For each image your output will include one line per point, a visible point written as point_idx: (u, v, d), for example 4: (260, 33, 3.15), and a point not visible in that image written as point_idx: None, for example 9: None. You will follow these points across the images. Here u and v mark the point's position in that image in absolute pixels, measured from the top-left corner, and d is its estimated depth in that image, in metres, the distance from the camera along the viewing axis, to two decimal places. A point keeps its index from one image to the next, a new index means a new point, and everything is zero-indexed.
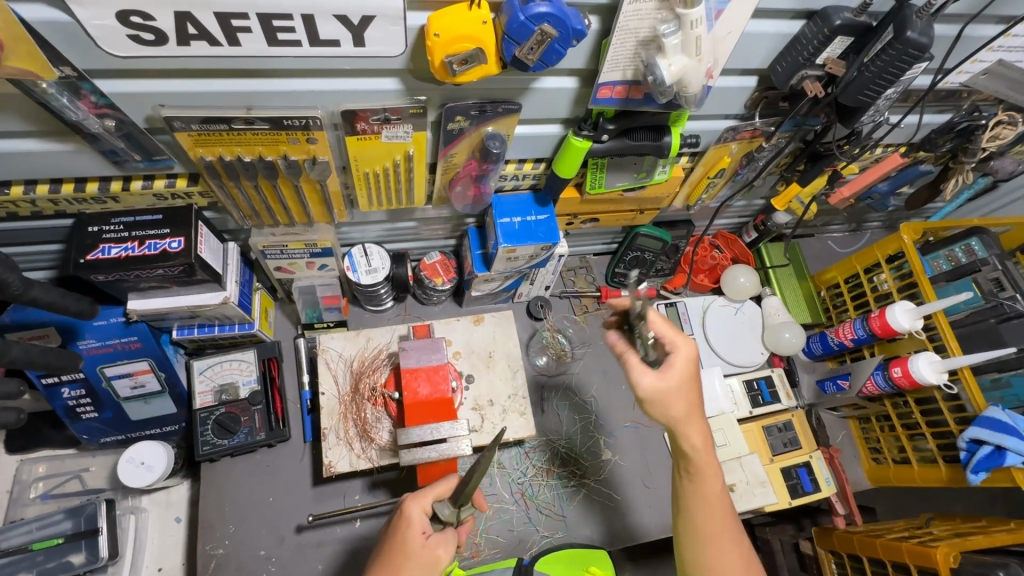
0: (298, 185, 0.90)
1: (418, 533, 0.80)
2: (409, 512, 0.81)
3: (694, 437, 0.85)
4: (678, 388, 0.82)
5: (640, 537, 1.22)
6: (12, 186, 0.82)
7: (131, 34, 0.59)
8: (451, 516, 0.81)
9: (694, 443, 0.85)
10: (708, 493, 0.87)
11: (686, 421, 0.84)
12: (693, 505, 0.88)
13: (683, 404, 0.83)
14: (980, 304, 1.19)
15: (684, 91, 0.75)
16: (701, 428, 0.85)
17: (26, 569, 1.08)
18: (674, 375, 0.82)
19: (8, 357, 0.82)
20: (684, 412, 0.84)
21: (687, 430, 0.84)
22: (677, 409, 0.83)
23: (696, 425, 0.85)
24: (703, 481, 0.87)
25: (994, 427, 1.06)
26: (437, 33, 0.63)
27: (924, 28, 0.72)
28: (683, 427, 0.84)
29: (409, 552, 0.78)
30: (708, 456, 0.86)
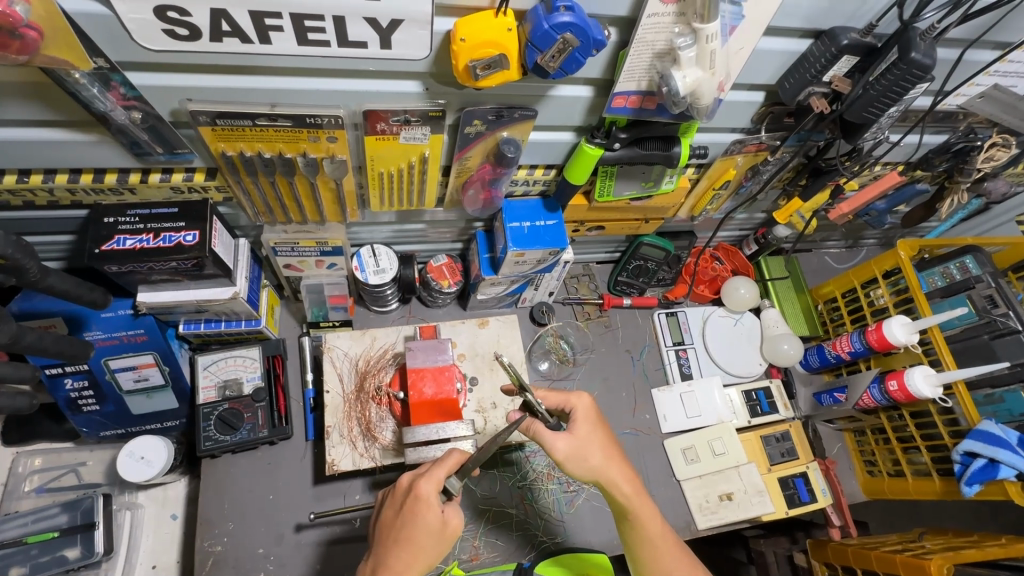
0: (315, 184, 0.91)
1: (436, 516, 0.84)
2: (427, 494, 0.84)
3: (625, 488, 0.91)
4: (592, 443, 0.91)
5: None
6: (32, 175, 0.82)
7: (166, 29, 0.61)
8: (459, 489, 0.86)
9: (626, 493, 0.91)
10: (655, 537, 0.93)
11: (608, 470, 0.91)
12: (647, 551, 0.93)
13: (599, 455, 0.91)
14: (974, 319, 1.22)
15: (697, 102, 0.77)
16: (628, 477, 0.92)
17: (19, 563, 1.07)
18: (581, 438, 0.91)
19: (22, 343, 0.82)
20: (602, 469, 0.91)
21: (618, 483, 0.91)
22: (601, 467, 0.90)
23: (618, 471, 0.91)
24: (645, 529, 0.92)
25: (987, 440, 1.08)
26: (464, 38, 0.66)
27: (927, 50, 0.75)
28: (608, 477, 0.91)
29: (427, 532, 0.84)
30: (639, 498, 0.92)
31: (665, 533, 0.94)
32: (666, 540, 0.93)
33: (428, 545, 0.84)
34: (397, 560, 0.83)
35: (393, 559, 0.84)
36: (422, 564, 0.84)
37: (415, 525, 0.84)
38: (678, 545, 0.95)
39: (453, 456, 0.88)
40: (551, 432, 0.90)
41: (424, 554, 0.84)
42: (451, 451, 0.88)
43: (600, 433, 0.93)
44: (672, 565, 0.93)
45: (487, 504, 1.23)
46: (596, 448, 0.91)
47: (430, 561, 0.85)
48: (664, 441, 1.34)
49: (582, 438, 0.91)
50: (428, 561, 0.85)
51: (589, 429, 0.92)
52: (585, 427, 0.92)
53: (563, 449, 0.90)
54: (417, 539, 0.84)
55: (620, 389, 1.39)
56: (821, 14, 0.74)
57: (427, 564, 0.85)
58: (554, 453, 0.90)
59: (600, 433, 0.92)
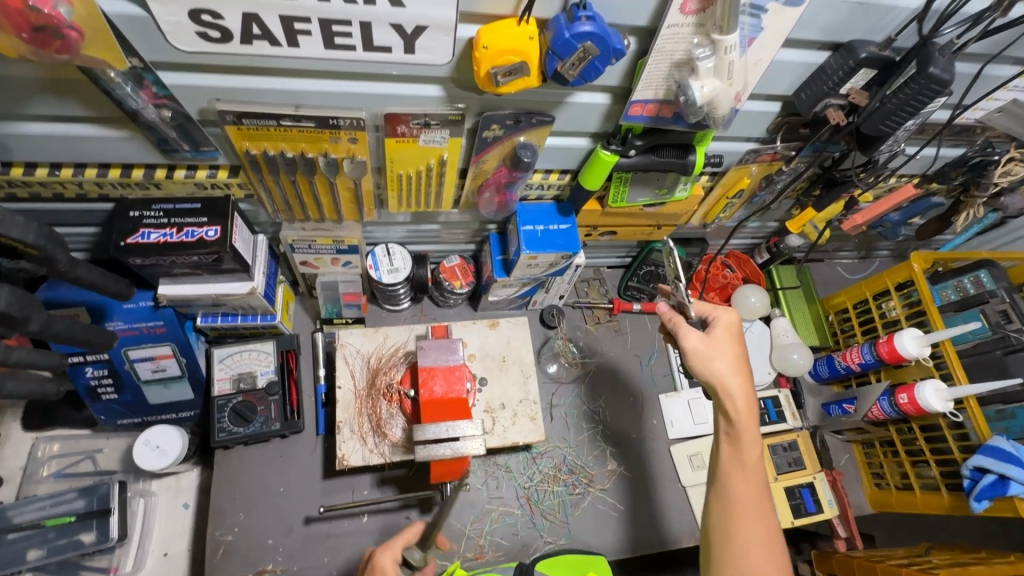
0: (334, 183, 0.93)
1: None
2: (384, 563, 0.87)
3: (740, 403, 0.89)
4: (721, 351, 0.91)
5: (638, 552, 1.24)
6: (62, 168, 0.85)
7: (199, 31, 0.63)
8: (420, 562, 0.86)
9: (740, 408, 0.89)
10: (747, 461, 0.89)
11: (728, 380, 0.89)
12: (727, 469, 0.90)
13: (725, 364, 0.90)
14: (987, 334, 1.21)
15: (714, 112, 0.77)
16: (746, 394, 0.89)
17: (37, 545, 1.10)
18: (714, 338, 0.92)
19: (51, 331, 0.85)
20: (729, 383, 0.89)
21: (732, 394, 0.89)
22: (724, 372, 0.89)
23: (742, 389, 0.89)
24: (736, 447, 0.90)
25: (998, 456, 1.07)
26: (486, 46, 0.67)
27: (946, 65, 0.75)
28: (725, 388, 0.90)
29: None
30: (750, 421, 0.89)
31: (761, 466, 0.90)
32: (756, 469, 0.89)
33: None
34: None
35: None
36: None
37: None
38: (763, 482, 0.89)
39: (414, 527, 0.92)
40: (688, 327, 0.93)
41: None
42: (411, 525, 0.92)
43: (734, 347, 0.92)
44: (758, 507, 0.87)
45: (494, 503, 1.24)
46: (726, 354, 0.91)
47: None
48: (671, 447, 1.34)
49: (716, 342, 0.91)
50: None
51: (723, 336, 0.92)
52: (721, 334, 0.92)
53: (693, 343, 0.91)
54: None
55: (628, 394, 1.40)
56: (839, 28, 0.75)
57: None
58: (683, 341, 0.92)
59: (731, 342, 0.92)
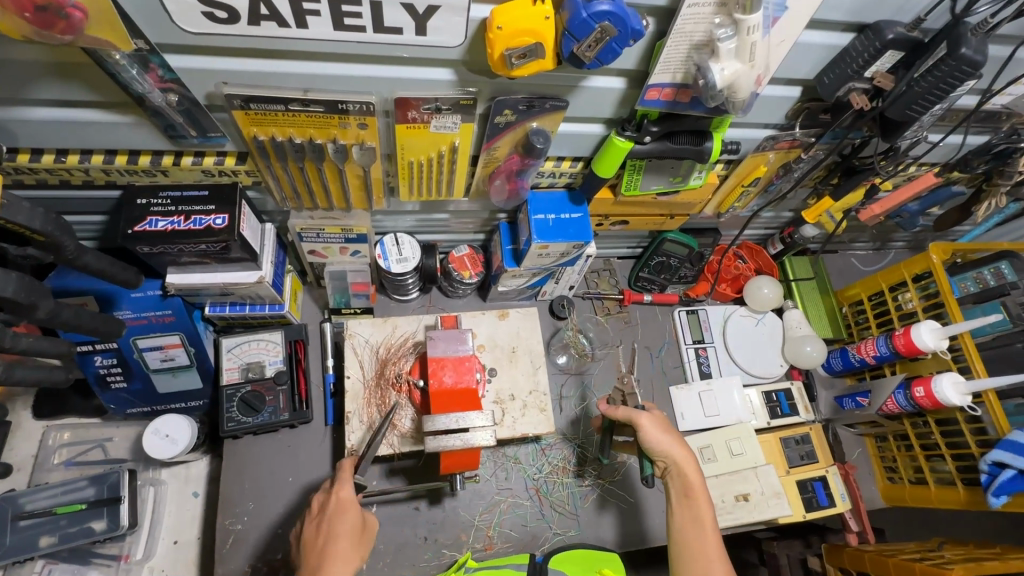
0: (343, 170, 0.92)
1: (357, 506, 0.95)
2: (350, 493, 0.95)
3: (692, 473, 0.97)
4: (667, 428, 1.00)
5: (652, 542, 1.23)
6: (68, 155, 0.84)
7: (206, 12, 0.61)
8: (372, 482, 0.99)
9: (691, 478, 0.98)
10: (703, 524, 0.95)
11: (676, 451, 0.99)
12: (687, 537, 0.94)
13: (672, 440, 0.99)
14: (1008, 327, 1.18)
15: (733, 96, 0.75)
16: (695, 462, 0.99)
17: (49, 532, 1.10)
18: (658, 417, 1.01)
19: (59, 319, 0.84)
20: (683, 454, 0.99)
21: (683, 464, 0.98)
22: (672, 448, 0.98)
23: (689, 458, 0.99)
24: (693, 510, 0.96)
25: (1017, 451, 1.05)
26: (500, 26, 0.65)
27: (979, 46, 0.72)
28: (674, 458, 0.98)
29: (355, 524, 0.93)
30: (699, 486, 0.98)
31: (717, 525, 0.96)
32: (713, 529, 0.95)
33: (355, 538, 0.92)
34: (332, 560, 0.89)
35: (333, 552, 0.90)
36: (349, 560, 0.91)
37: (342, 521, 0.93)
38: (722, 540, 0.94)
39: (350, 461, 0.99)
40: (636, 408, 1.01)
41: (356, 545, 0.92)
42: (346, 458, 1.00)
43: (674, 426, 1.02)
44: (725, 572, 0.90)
45: (503, 494, 1.24)
46: (670, 431, 1.00)
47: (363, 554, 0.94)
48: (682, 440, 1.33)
49: (660, 421, 1.01)
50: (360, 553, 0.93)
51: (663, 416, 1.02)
52: (661, 417, 1.02)
53: (644, 423, 0.99)
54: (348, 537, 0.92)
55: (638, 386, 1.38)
56: (867, 8, 0.72)
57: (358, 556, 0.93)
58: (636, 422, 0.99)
59: (670, 425, 1.01)
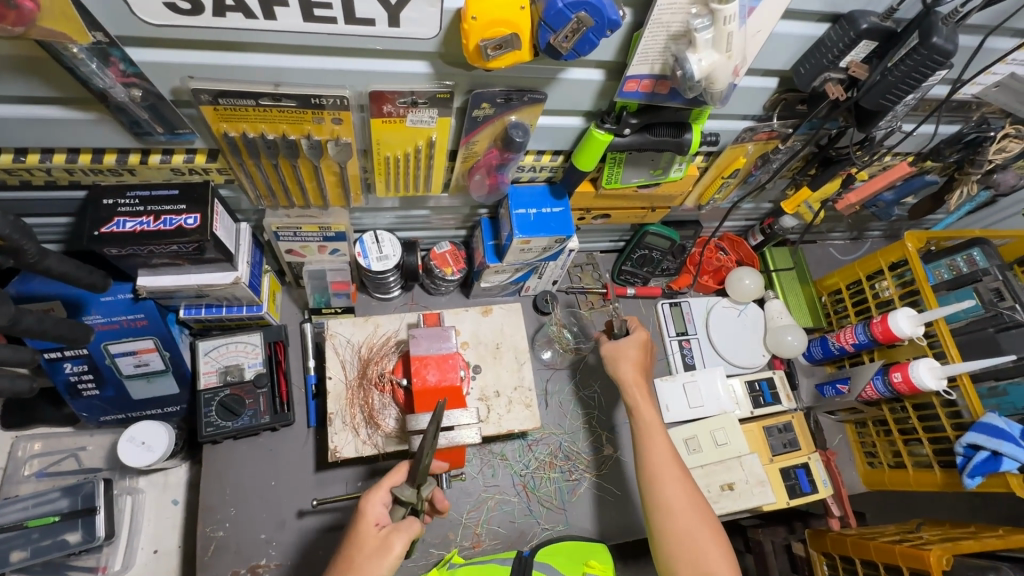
0: (318, 167, 0.90)
1: (372, 525, 0.85)
2: (366, 506, 0.85)
3: (636, 391, 1.08)
4: (623, 356, 1.12)
5: (642, 534, 1.24)
6: (28, 154, 0.80)
7: (167, 3, 0.59)
8: (411, 499, 0.84)
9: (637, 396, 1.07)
10: (650, 432, 1.03)
11: (626, 375, 1.10)
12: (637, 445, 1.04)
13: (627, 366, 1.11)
14: (980, 312, 1.22)
15: (711, 87, 0.75)
16: (638, 382, 1.09)
17: (20, 546, 1.06)
18: (622, 347, 1.13)
19: (21, 325, 0.81)
20: (632, 375, 1.10)
21: (632, 384, 1.09)
22: (625, 372, 1.10)
23: (635, 378, 1.10)
24: (640, 420, 1.06)
25: (991, 433, 1.08)
26: (475, 16, 0.63)
27: (950, 35, 0.72)
28: (623, 381, 1.10)
29: (362, 544, 0.83)
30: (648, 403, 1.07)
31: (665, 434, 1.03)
32: (660, 435, 1.02)
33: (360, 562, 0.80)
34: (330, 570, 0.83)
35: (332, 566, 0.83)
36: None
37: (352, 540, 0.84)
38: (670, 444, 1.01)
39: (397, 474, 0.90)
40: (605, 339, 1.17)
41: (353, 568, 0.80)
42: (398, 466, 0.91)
43: (637, 353, 1.12)
44: (671, 471, 0.98)
45: (490, 491, 1.23)
46: (627, 358, 1.12)
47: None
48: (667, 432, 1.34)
49: (620, 349, 1.13)
50: None
51: (628, 345, 1.13)
52: (626, 345, 1.13)
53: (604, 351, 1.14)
54: (353, 551, 0.82)
55: None
56: None
57: None
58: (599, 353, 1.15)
59: (633, 355, 1.12)
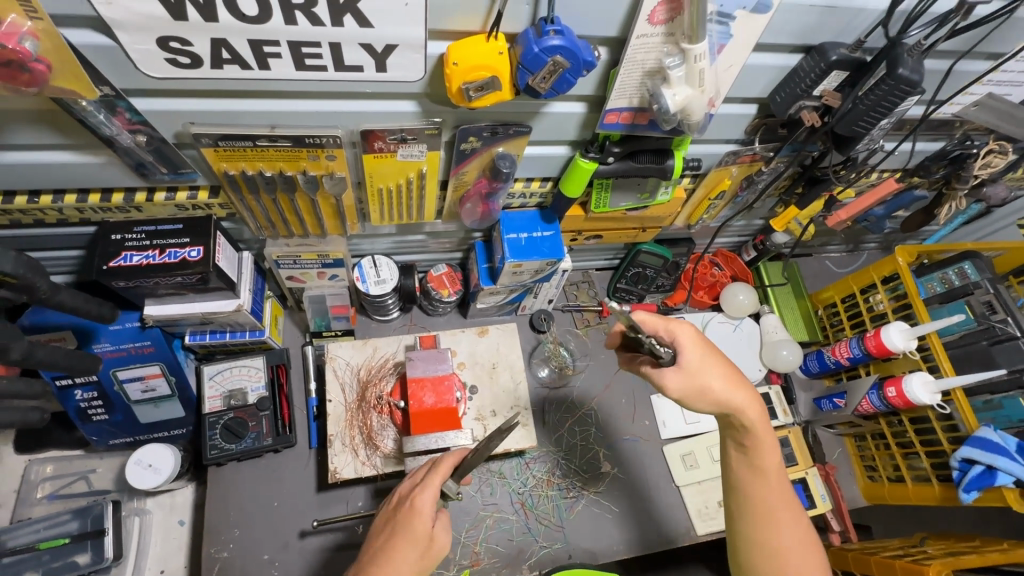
0: (315, 199, 0.94)
1: (424, 522, 0.88)
2: (422, 503, 0.88)
3: (753, 414, 0.83)
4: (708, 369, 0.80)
5: (668, 545, 1.27)
6: (41, 195, 0.85)
7: (169, 58, 0.63)
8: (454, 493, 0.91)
9: (753, 420, 0.83)
10: (766, 471, 0.86)
11: (732, 396, 0.81)
12: (749, 482, 0.88)
13: (720, 379, 0.80)
14: (972, 326, 1.22)
15: (688, 119, 0.78)
16: (752, 402, 0.82)
17: (31, 569, 1.09)
18: (692, 369, 0.79)
19: (32, 358, 0.84)
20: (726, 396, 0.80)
21: (742, 408, 0.82)
22: (722, 394, 0.80)
23: (743, 394, 0.81)
24: (760, 457, 0.86)
25: (985, 446, 1.09)
26: (456, 62, 0.67)
27: (916, 66, 0.74)
28: (733, 406, 0.81)
29: (412, 537, 0.88)
30: (767, 430, 0.84)
31: (781, 471, 0.87)
32: (777, 477, 0.86)
33: (408, 554, 0.87)
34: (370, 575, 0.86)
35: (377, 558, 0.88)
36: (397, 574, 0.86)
37: (403, 531, 0.88)
38: (789, 485, 0.87)
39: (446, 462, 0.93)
40: (656, 372, 0.81)
41: (401, 561, 0.86)
42: (448, 453, 0.94)
43: (716, 357, 0.81)
44: (788, 518, 0.87)
45: (489, 510, 1.25)
46: (716, 372, 0.81)
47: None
48: (663, 448, 1.36)
49: (693, 369, 0.79)
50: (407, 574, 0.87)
51: (701, 357, 0.80)
52: (695, 359, 0.80)
53: (676, 387, 0.79)
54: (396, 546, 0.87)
55: (620, 396, 1.41)
56: (811, 30, 0.75)
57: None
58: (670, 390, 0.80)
59: (725, 366, 0.82)
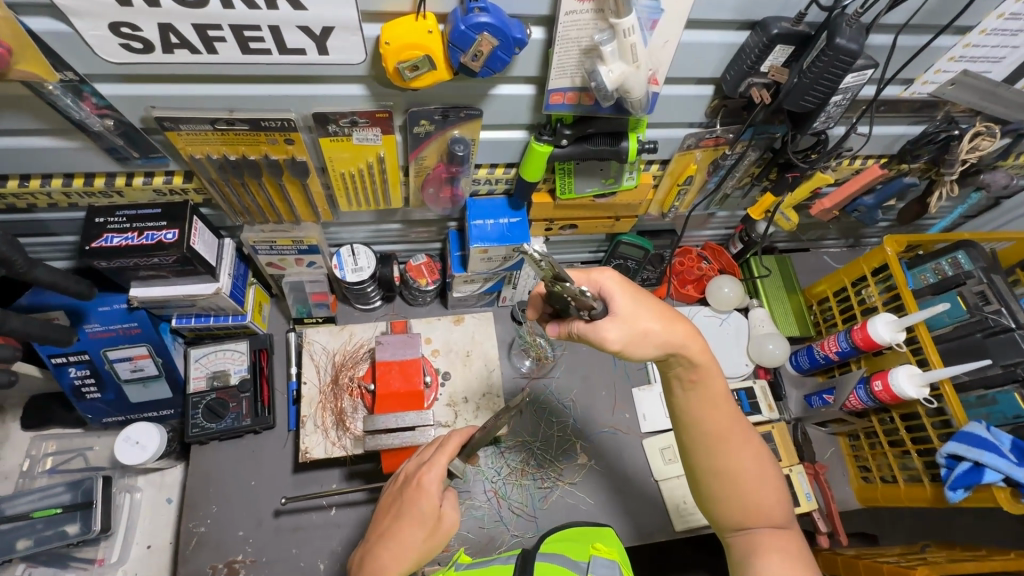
0: (282, 184, 0.98)
1: (432, 502, 0.88)
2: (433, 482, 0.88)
3: (696, 347, 0.79)
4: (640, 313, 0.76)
5: (647, 538, 1.25)
6: (31, 180, 0.92)
7: (123, 43, 0.68)
8: (460, 470, 0.93)
9: (698, 353, 0.80)
10: (711, 401, 0.84)
11: (671, 331, 0.77)
12: (701, 415, 0.85)
13: (654, 317, 0.77)
14: (964, 317, 1.16)
15: (628, 96, 0.79)
16: (692, 333, 0.79)
17: (26, 535, 1.17)
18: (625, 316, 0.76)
19: (8, 326, 0.91)
20: (666, 334, 0.77)
21: (686, 344, 0.78)
22: (661, 333, 0.76)
23: (679, 329, 0.78)
24: (706, 387, 0.83)
25: (972, 442, 1.03)
26: (389, 42, 0.70)
27: (855, 36, 0.73)
28: (676, 340, 0.78)
29: (421, 519, 0.87)
30: (710, 361, 0.81)
31: (728, 397, 0.85)
32: (726, 403, 0.84)
33: (419, 536, 0.87)
34: (384, 555, 0.86)
35: (384, 545, 0.87)
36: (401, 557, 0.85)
37: (409, 515, 0.88)
38: (735, 410, 0.86)
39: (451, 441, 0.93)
40: (595, 328, 0.75)
41: (411, 546, 0.86)
42: (454, 431, 0.95)
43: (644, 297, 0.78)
44: (741, 442, 0.85)
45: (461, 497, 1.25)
46: (654, 317, 0.77)
47: (417, 559, 0.86)
48: (643, 441, 1.34)
49: (626, 315, 0.76)
50: (416, 558, 0.86)
51: (631, 302, 0.77)
52: (627, 304, 0.77)
53: (618, 337, 0.75)
54: (409, 528, 0.87)
55: (600, 388, 1.40)
56: (750, 5, 0.75)
57: (414, 561, 0.87)
58: (609, 339, 0.74)
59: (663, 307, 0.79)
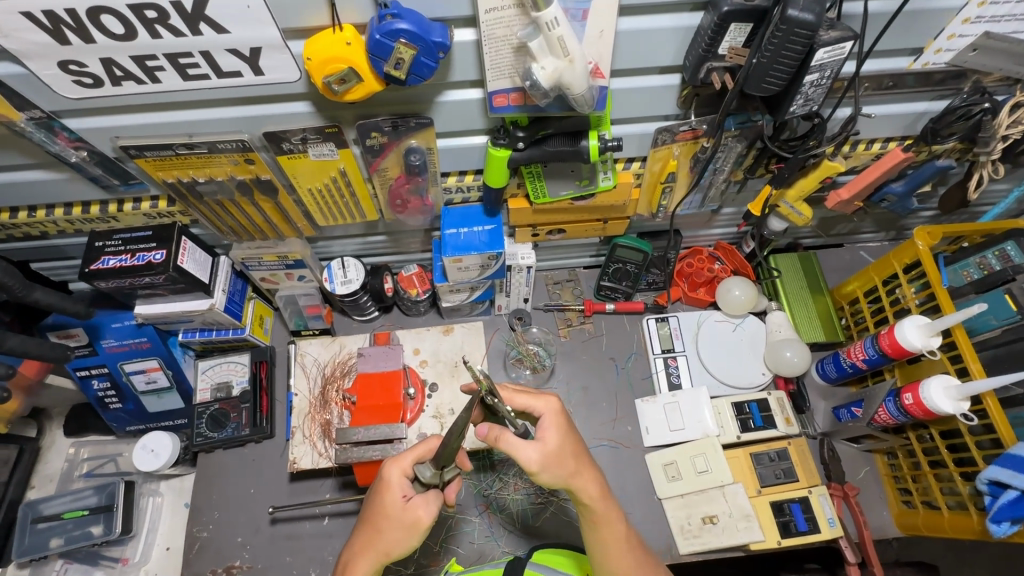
0: (257, 204, 1.02)
1: (397, 497, 0.85)
2: (392, 479, 0.86)
3: (591, 486, 0.82)
4: (560, 448, 0.81)
5: None
6: (37, 210, 1.00)
7: (74, 80, 0.73)
8: (431, 480, 0.84)
9: (592, 493, 0.83)
10: (611, 541, 0.85)
11: (579, 475, 0.82)
12: (597, 550, 0.85)
13: (572, 459, 0.82)
14: (1015, 319, 0.99)
15: (569, 92, 0.73)
16: (596, 476, 0.84)
17: (59, 534, 1.28)
18: (553, 443, 0.81)
19: (6, 345, 0.98)
20: (573, 465, 0.81)
21: (583, 481, 0.82)
22: (567, 475, 0.81)
23: (589, 475, 0.83)
24: (602, 533, 0.84)
25: (1016, 467, 0.88)
26: (310, 57, 0.69)
27: (809, 5, 0.66)
28: (579, 485, 0.82)
29: (388, 514, 0.85)
30: (607, 504, 0.84)
31: (631, 539, 0.86)
32: (625, 543, 0.85)
33: (387, 529, 0.85)
34: (359, 541, 0.87)
35: (355, 536, 0.88)
36: (365, 550, 0.85)
37: (376, 507, 0.86)
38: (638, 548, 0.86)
39: (427, 444, 0.89)
40: (519, 440, 0.79)
41: (382, 538, 0.85)
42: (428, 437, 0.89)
43: (571, 439, 0.83)
44: None
45: (452, 511, 1.23)
46: (567, 454, 0.82)
47: (390, 551, 0.85)
48: (645, 456, 1.26)
49: (547, 441, 0.81)
50: (386, 551, 0.85)
51: (561, 435, 0.83)
52: (554, 436, 0.82)
53: (534, 458, 0.79)
54: (379, 521, 0.86)
55: (600, 400, 1.33)
56: None
57: (388, 552, 0.85)
58: (523, 461, 0.79)
59: (564, 450, 0.81)
